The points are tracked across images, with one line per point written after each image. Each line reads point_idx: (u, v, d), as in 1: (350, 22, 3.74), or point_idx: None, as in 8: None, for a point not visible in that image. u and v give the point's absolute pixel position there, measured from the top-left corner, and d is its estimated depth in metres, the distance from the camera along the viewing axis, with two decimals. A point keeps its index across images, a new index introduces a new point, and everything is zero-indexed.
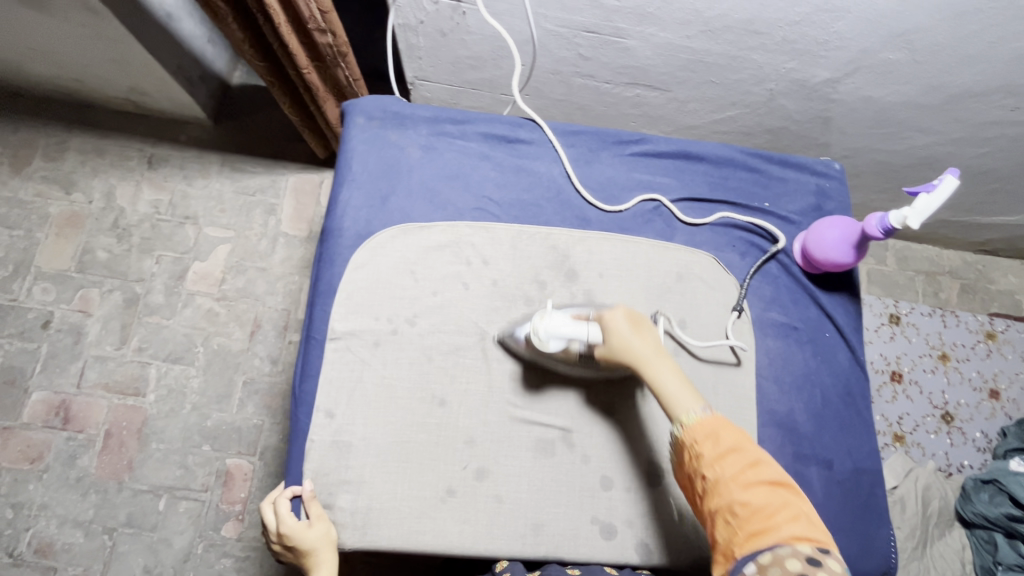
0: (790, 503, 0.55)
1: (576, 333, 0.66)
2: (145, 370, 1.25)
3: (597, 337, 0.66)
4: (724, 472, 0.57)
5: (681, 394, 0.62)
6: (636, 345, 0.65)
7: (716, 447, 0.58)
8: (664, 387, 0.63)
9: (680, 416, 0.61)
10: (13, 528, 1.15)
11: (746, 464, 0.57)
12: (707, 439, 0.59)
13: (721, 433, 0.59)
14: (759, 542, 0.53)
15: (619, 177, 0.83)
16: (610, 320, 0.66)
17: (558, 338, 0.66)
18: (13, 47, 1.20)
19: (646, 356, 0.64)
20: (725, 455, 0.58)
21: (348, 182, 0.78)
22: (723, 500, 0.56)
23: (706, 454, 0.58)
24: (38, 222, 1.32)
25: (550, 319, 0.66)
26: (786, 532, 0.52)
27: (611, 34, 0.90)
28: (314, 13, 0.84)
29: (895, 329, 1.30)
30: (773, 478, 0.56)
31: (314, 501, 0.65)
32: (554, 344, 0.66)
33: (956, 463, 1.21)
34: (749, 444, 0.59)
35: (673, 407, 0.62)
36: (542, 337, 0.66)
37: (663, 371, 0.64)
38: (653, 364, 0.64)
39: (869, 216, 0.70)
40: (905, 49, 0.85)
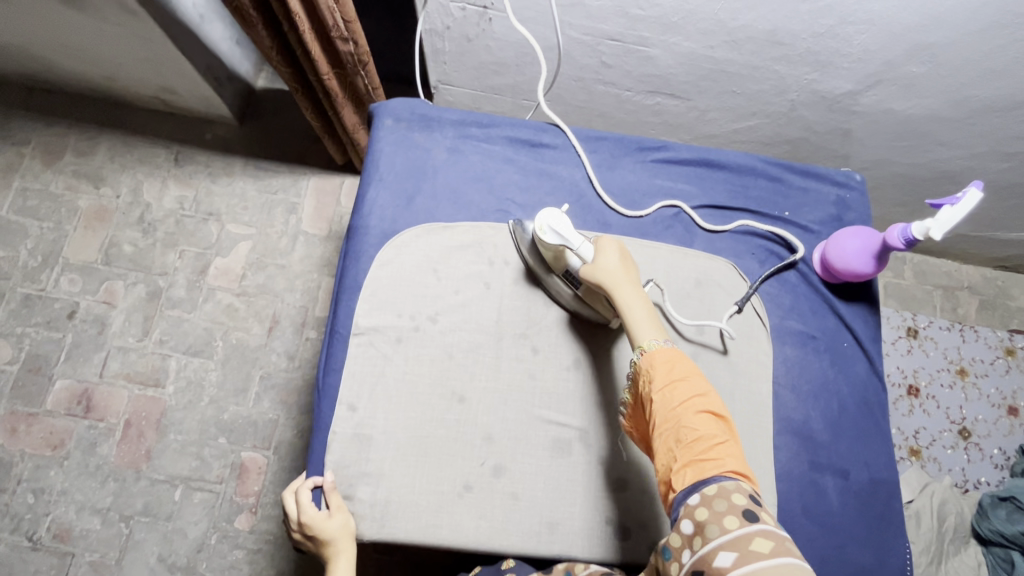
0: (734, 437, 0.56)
1: (570, 238, 0.69)
2: (165, 362, 1.27)
3: (588, 252, 0.69)
4: (674, 399, 0.57)
5: (642, 323, 0.63)
6: (616, 268, 0.67)
7: (668, 375, 0.59)
8: (630, 310, 0.64)
9: (641, 343, 0.62)
10: (33, 513, 1.18)
11: (696, 394, 0.57)
12: (662, 366, 0.59)
13: (675, 363, 0.59)
14: (703, 470, 0.54)
15: (641, 183, 0.84)
16: (603, 242, 0.69)
17: (557, 234, 0.69)
18: (52, 45, 1.25)
19: (623, 278, 0.66)
20: (677, 384, 0.58)
21: (375, 181, 0.80)
22: (670, 425, 0.56)
23: (658, 381, 0.59)
24: (68, 215, 1.36)
25: (557, 216, 0.70)
26: (729, 465, 0.54)
27: (634, 43, 0.92)
28: (338, 21, 0.86)
29: (912, 342, 1.29)
30: (719, 411, 0.57)
31: (334, 492, 0.67)
32: (550, 237, 0.69)
33: (973, 479, 1.19)
34: (699, 377, 0.59)
35: (633, 332, 0.63)
36: (545, 229, 0.69)
37: (634, 297, 0.65)
38: (627, 288, 0.65)
39: (890, 227, 0.70)
40: (929, 63, 0.85)
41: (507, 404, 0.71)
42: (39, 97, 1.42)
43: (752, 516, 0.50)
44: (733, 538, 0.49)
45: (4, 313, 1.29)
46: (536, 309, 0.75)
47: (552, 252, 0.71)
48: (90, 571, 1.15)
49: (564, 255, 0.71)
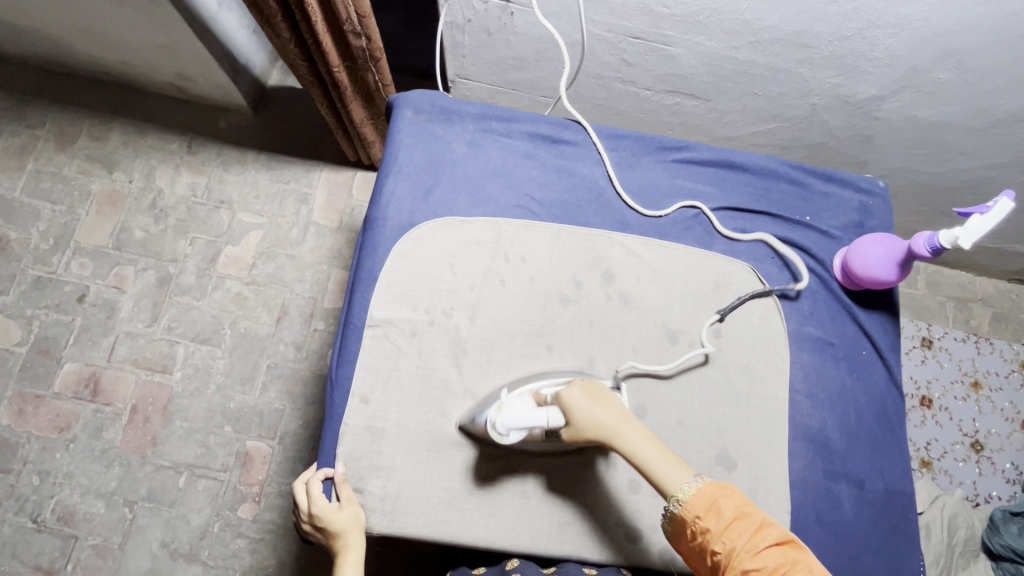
0: (800, 559, 0.54)
1: (535, 422, 0.61)
2: (173, 349, 1.27)
3: (559, 418, 0.62)
4: (735, 543, 0.55)
5: (665, 465, 0.60)
6: (601, 417, 0.62)
7: (721, 519, 0.56)
8: (645, 457, 0.61)
9: (675, 492, 0.59)
10: (38, 494, 1.18)
11: (753, 529, 0.55)
12: (710, 513, 0.56)
13: (722, 503, 0.57)
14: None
15: (661, 183, 0.83)
16: (569, 397, 0.63)
17: (519, 427, 0.61)
18: (69, 28, 1.24)
19: (616, 424, 0.62)
20: (733, 526, 0.55)
21: (393, 173, 0.79)
22: (739, 573, 0.54)
23: (713, 528, 0.56)
24: (80, 199, 1.36)
25: (510, 408, 0.61)
26: None
27: (657, 41, 0.90)
28: (352, 16, 0.85)
29: (927, 352, 1.28)
30: (778, 537, 0.55)
31: (345, 484, 0.67)
32: (516, 435, 0.61)
33: (984, 493, 1.18)
34: (750, 506, 0.57)
35: (663, 483, 0.60)
36: (508, 431, 0.61)
37: (638, 438, 0.62)
38: (625, 430, 0.62)
39: (916, 235, 0.69)
40: (957, 70, 0.84)
41: None
42: (55, 80, 1.42)
43: None
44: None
45: (14, 295, 1.29)
46: (553, 305, 0.74)
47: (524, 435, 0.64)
48: (93, 555, 1.15)
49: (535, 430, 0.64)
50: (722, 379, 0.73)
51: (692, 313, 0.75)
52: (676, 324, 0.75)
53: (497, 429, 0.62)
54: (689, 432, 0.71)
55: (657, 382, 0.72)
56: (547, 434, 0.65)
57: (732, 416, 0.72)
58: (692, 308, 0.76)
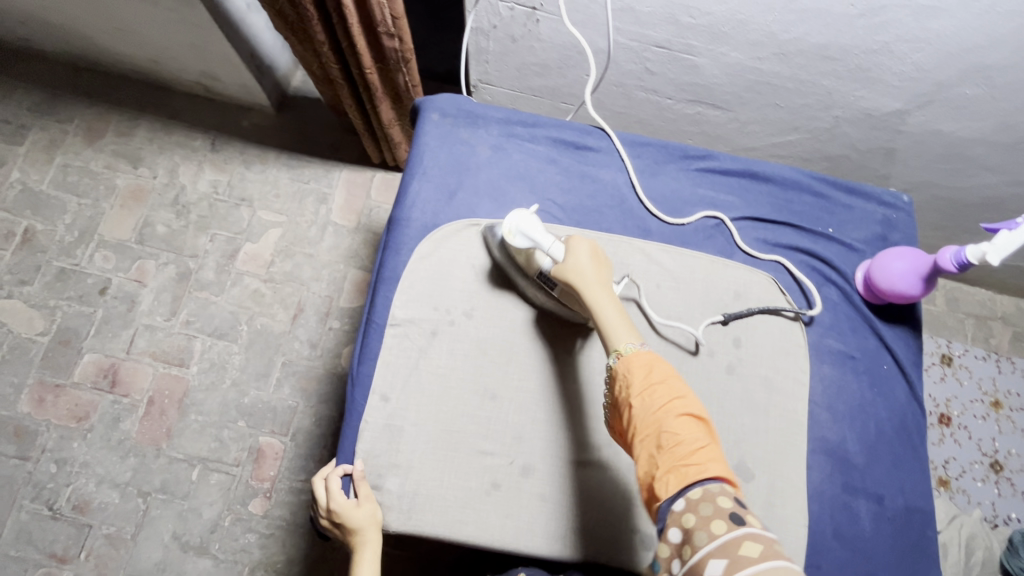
0: (714, 441, 0.54)
1: (541, 240, 0.69)
2: (191, 343, 1.29)
3: (558, 253, 0.68)
4: (654, 403, 0.55)
5: (617, 325, 0.61)
6: (590, 270, 0.65)
7: (646, 378, 0.57)
8: (604, 310, 0.63)
9: (617, 347, 0.60)
10: (54, 482, 1.20)
11: (675, 398, 0.55)
12: (640, 369, 0.58)
13: (652, 367, 0.58)
14: (685, 476, 0.51)
15: (683, 192, 0.84)
16: (575, 243, 0.67)
17: (526, 237, 0.69)
18: (102, 26, 1.27)
19: (594, 282, 0.64)
20: (655, 387, 0.56)
21: (418, 174, 0.80)
22: (651, 431, 0.54)
23: (635, 384, 0.57)
24: (105, 193, 1.38)
25: (526, 219, 0.70)
26: (712, 469, 0.51)
27: (681, 50, 0.91)
28: (387, 17, 0.87)
29: (946, 369, 1.27)
30: (698, 414, 0.55)
31: (363, 481, 0.67)
32: (520, 241, 0.70)
33: (1003, 515, 1.16)
34: (678, 380, 0.57)
35: (608, 337, 0.61)
36: (513, 234, 0.70)
37: (606, 300, 0.63)
38: (597, 289, 0.64)
39: (942, 250, 0.69)
40: (984, 85, 0.83)
41: (542, 399, 0.71)
42: (86, 77, 1.45)
43: (739, 521, 0.48)
44: (723, 544, 0.46)
45: (39, 285, 1.31)
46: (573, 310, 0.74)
47: (523, 255, 0.71)
48: (106, 544, 1.16)
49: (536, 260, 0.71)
50: (741, 390, 0.73)
51: (713, 321, 0.75)
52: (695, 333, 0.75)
53: (507, 228, 0.70)
54: None
55: None
56: (541, 270, 0.70)
57: (749, 427, 0.72)
58: (713, 317, 0.76)
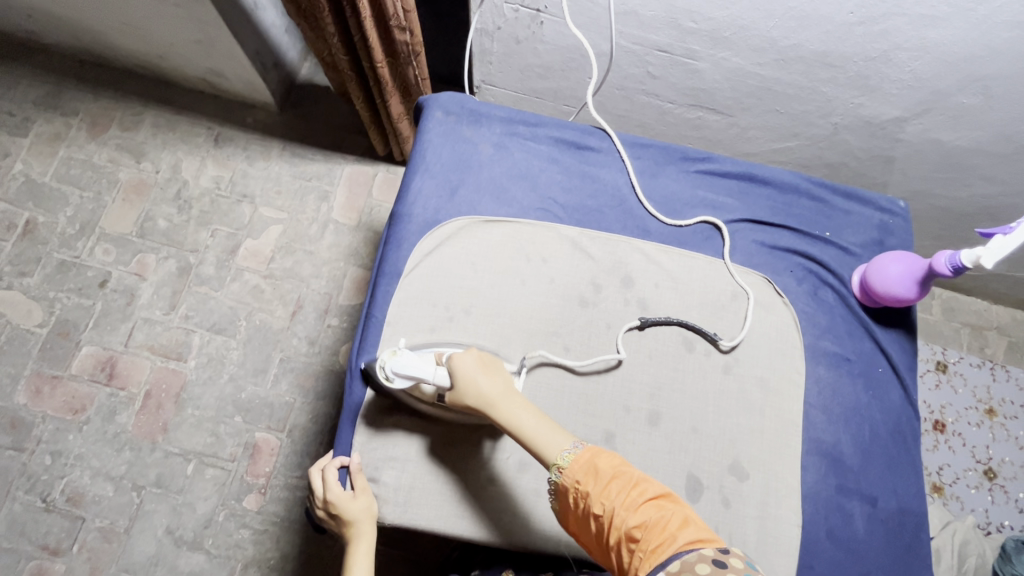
0: (677, 511, 0.55)
1: (422, 372, 0.66)
2: (189, 337, 1.29)
3: (444, 380, 0.66)
4: (614, 501, 0.56)
5: (539, 432, 0.62)
6: (483, 386, 0.65)
7: (598, 480, 0.57)
8: (523, 426, 0.62)
9: (555, 459, 0.60)
10: (49, 475, 1.19)
11: (631, 486, 0.56)
12: (587, 475, 0.58)
13: (594, 466, 0.58)
14: (662, 557, 0.52)
15: (683, 193, 0.84)
16: (457, 363, 0.66)
17: (404, 376, 0.66)
18: (109, 22, 1.28)
19: (494, 395, 0.64)
20: (609, 485, 0.57)
21: (421, 171, 0.81)
22: (621, 530, 0.54)
23: (591, 491, 0.57)
24: (107, 186, 1.39)
25: (399, 355, 0.67)
26: (682, 539, 0.52)
27: (683, 55, 0.92)
28: (398, 11, 0.88)
29: (941, 377, 1.27)
30: (656, 492, 0.56)
31: (360, 474, 0.68)
32: (401, 382, 0.66)
33: (996, 522, 1.17)
34: (628, 466, 0.59)
35: (542, 453, 0.61)
36: (394, 380, 0.66)
37: (514, 409, 0.63)
38: (499, 405, 0.64)
39: (937, 254, 0.69)
40: (981, 95, 0.84)
41: (538, 393, 0.71)
42: (91, 71, 1.46)
43: None
44: None
45: (39, 277, 1.32)
46: (571, 307, 0.75)
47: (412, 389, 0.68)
48: (99, 537, 1.16)
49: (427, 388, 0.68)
50: (736, 389, 0.74)
51: (709, 323, 0.76)
52: (693, 333, 0.75)
53: (385, 376, 0.67)
54: (702, 439, 0.71)
55: (672, 389, 0.73)
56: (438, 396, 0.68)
57: (744, 427, 0.72)
58: (710, 317, 0.76)
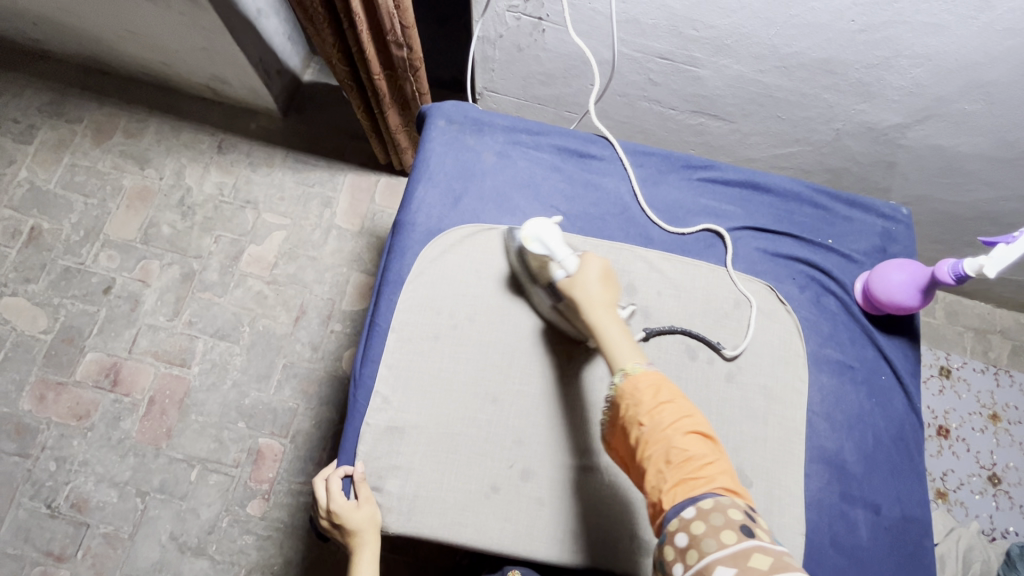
0: (719, 455, 0.55)
1: (557, 250, 0.69)
2: (193, 343, 1.30)
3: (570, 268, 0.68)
4: (663, 420, 0.56)
5: (621, 345, 0.62)
6: (595, 290, 0.66)
7: (656, 397, 0.57)
8: (607, 331, 0.63)
9: (623, 366, 0.61)
10: (53, 481, 1.20)
11: (684, 416, 0.56)
12: (648, 390, 0.58)
13: (659, 386, 0.58)
14: (694, 490, 0.53)
15: (685, 201, 0.85)
16: (589, 261, 0.68)
17: (543, 246, 0.70)
18: (114, 30, 1.29)
19: (599, 302, 0.65)
20: (665, 406, 0.57)
21: (424, 180, 0.81)
22: (660, 448, 0.55)
23: (645, 403, 0.57)
24: (112, 193, 1.40)
25: (547, 229, 0.71)
26: (718, 483, 0.53)
27: (684, 62, 0.92)
28: (396, 26, 0.88)
29: (945, 382, 1.27)
30: (706, 430, 0.57)
31: (364, 483, 0.68)
32: (536, 248, 0.70)
33: (1001, 528, 1.17)
34: (685, 399, 0.59)
35: (613, 358, 0.62)
36: (530, 240, 0.70)
37: (608, 321, 0.64)
38: (601, 309, 0.64)
39: (940, 262, 0.69)
40: (983, 101, 0.84)
41: (542, 402, 0.72)
42: (96, 78, 1.47)
43: (749, 532, 0.49)
44: (732, 553, 0.48)
45: (43, 284, 1.32)
46: None
47: (537, 262, 0.71)
48: (103, 543, 1.17)
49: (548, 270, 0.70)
50: (739, 398, 0.74)
51: (711, 330, 0.76)
52: (695, 341, 0.75)
53: (525, 235, 0.71)
54: None
55: None
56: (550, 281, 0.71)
57: (747, 435, 0.72)
58: (712, 325, 0.76)
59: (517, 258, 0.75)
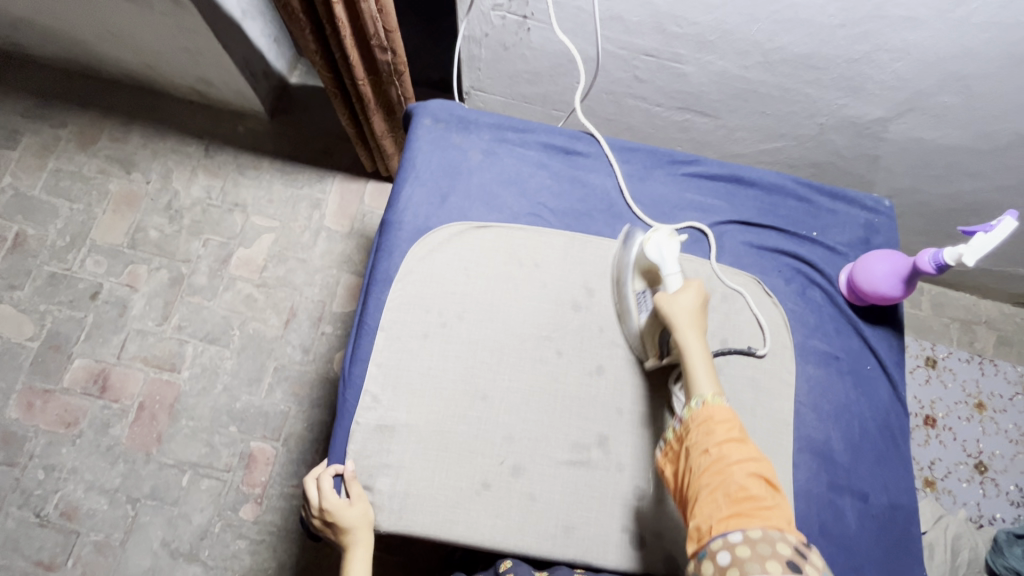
0: (780, 501, 0.55)
1: (669, 264, 0.70)
2: (182, 347, 1.29)
3: (672, 284, 0.69)
4: (729, 455, 0.57)
5: (702, 374, 0.63)
6: (695, 312, 0.67)
7: (727, 432, 0.58)
8: (693, 354, 0.64)
9: (702, 394, 0.62)
10: (42, 489, 1.19)
11: (752, 458, 0.57)
12: (722, 423, 0.59)
13: (734, 423, 0.59)
14: (746, 522, 0.53)
15: (671, 196, 0.85)
16: (692, 284, 0.69)
17: (655, 253, 0.71)
18: (98, 33, 1.28)
19: (694, 325, 0.66)
20: (735, 443, 0.58)
21: (412, 178, 0.81)
22: (721, 478, 0.56)
23: (716, 434, 0.58)
24: (98, 198, 1.38)
25: (668, 242, 0.71)
26: (773, 523, 0.53)
27: (669, 59, 0.93)
28: (379, 30, 0.88)
29: (931, 372, 1.29)
30: (771, 476, 0.57)
31: (355, 481, 0.68)
32: (652, 253, 0.71)
33: (988, 515, 1.18)
34: (754, 445, 0.59)
35: (692, 382, 0.63)
36: (649, 244, 0.72)
37: (696, 347, 0.64)
38: (691, 333, 0.65)
39: (921, 251, 0.70)
40: (961, 94, 0.86)
41: (534, 398, 0.72)
42: (80, 82, 1.46)
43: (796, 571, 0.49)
44: None
45: (29, 290, 1.31)
46: (565, 312, 0.76)
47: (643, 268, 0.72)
48: (94, 551, 1.15)
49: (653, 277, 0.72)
50: (727, 390, 0.74)
51: None
52: None
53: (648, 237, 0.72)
54: None
55: (662, 391, 0.73)
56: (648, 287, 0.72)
57: None
58: None
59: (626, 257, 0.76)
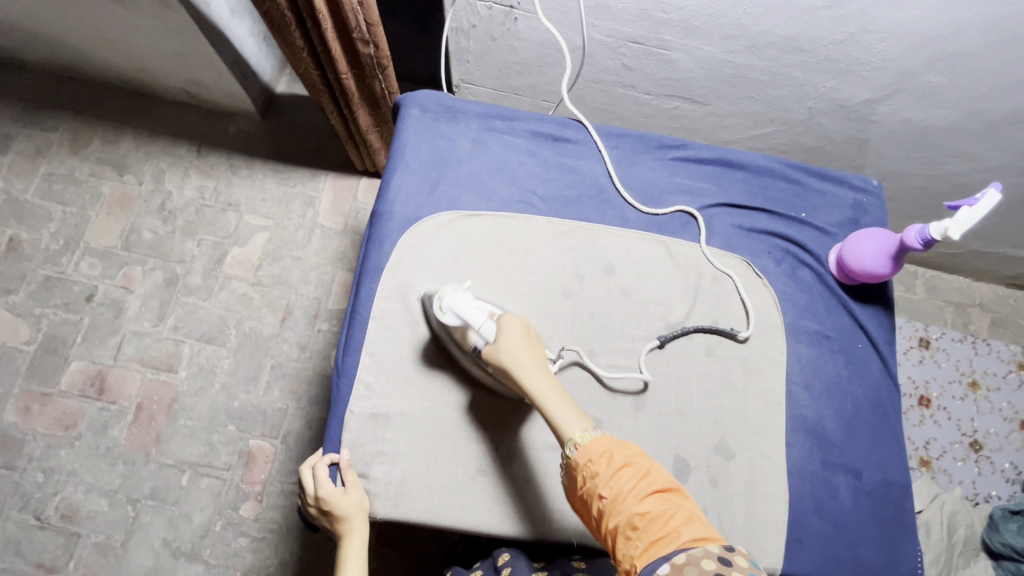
0: (682, 506, 0.55)
1: (471, 318, 0.67)
2: (179, 348, 1.29)
3: (490, 333, 0.66)
4: (621, 489, 0.56)
5: (564, 413, 0.61)
6: (521, 354, 0.64)
7: (609, 466, 0.57)
8: (546, 401, 0.62)
9: (572, 437, 0.60)
10: (42, 491, 1.19)
11: (641, 477, 0.56)
12: (601, 458, 0.58)
13: (611, 450, 0.58)
14: (663, 550, 0.52)
15: (660, 180, 0.86)
16: (507, 322, 0.66)
17: (455, 314, 0.68)
18: (86, 35, 1.28)
19: (528, 365, 0.63)
20: (620, 472, 0.57)
21: (400, 168, 0.81)
22: (622, 516, 0.54)
23: (601, 473, 0.57)
24: (91, 201, 1.38)
25: (457, 294, 0.68)
26: (685, 536, 0.52)
27: (656, 46, 0.93)
28: (360, 23, 0.88)
29: (924, 353, 1.29)
30: (663, 485, 0.56)
31: (350, 470, 0.68)
32: (451, 317, 0.68)
33: (983, 493, 1.19)
34: (640, 457, 0.58)
35: (560, 428, 0.61)
36: (444, 312, 0.68)
37: (545, 387, 0.63)
38: (533, 374, 0.63)
39: (908, 228, 0.71)
40: (948, 73, 0.86)
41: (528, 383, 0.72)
42: (70, 86, 1.45)
43: None
44: None
45: (24, 294, 1.31)
46: (555, 297, 0.76)
47: (457, 331, 0.69)
48: (95, 552, 1.16)
49: (468, 336, 0.69)
50: (719, 371, 0.75)
51: (690, 304, 0.77)
52: (677, 317, 0.76)
53: (438, 306, 0.69)
54: (688, 421, 0.72)
55: (656, 372, 0.74)
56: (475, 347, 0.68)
57: (728, 407, 0.74)
58: (691, 299, 0.78)
59: (437, 324, 0.72)
